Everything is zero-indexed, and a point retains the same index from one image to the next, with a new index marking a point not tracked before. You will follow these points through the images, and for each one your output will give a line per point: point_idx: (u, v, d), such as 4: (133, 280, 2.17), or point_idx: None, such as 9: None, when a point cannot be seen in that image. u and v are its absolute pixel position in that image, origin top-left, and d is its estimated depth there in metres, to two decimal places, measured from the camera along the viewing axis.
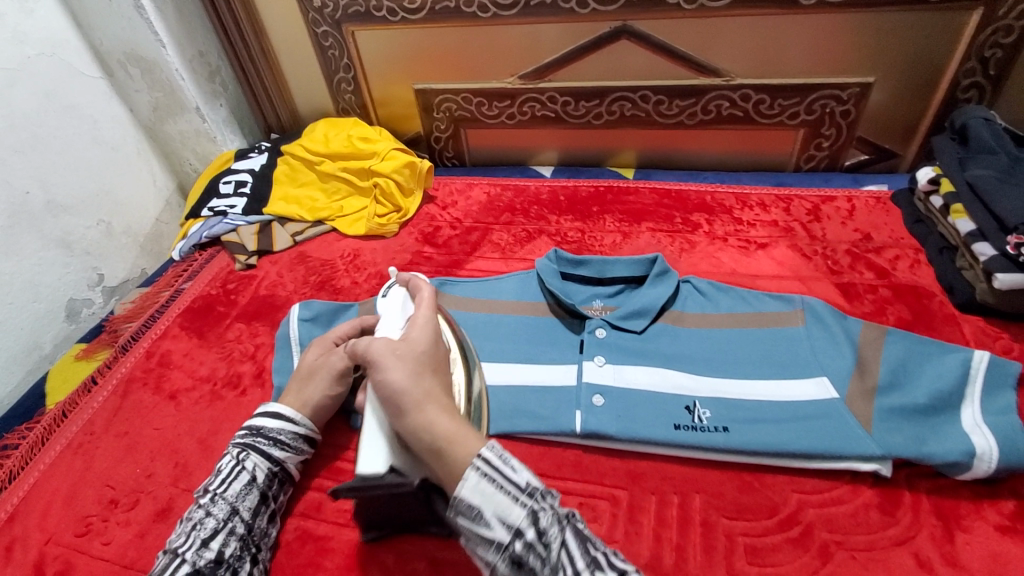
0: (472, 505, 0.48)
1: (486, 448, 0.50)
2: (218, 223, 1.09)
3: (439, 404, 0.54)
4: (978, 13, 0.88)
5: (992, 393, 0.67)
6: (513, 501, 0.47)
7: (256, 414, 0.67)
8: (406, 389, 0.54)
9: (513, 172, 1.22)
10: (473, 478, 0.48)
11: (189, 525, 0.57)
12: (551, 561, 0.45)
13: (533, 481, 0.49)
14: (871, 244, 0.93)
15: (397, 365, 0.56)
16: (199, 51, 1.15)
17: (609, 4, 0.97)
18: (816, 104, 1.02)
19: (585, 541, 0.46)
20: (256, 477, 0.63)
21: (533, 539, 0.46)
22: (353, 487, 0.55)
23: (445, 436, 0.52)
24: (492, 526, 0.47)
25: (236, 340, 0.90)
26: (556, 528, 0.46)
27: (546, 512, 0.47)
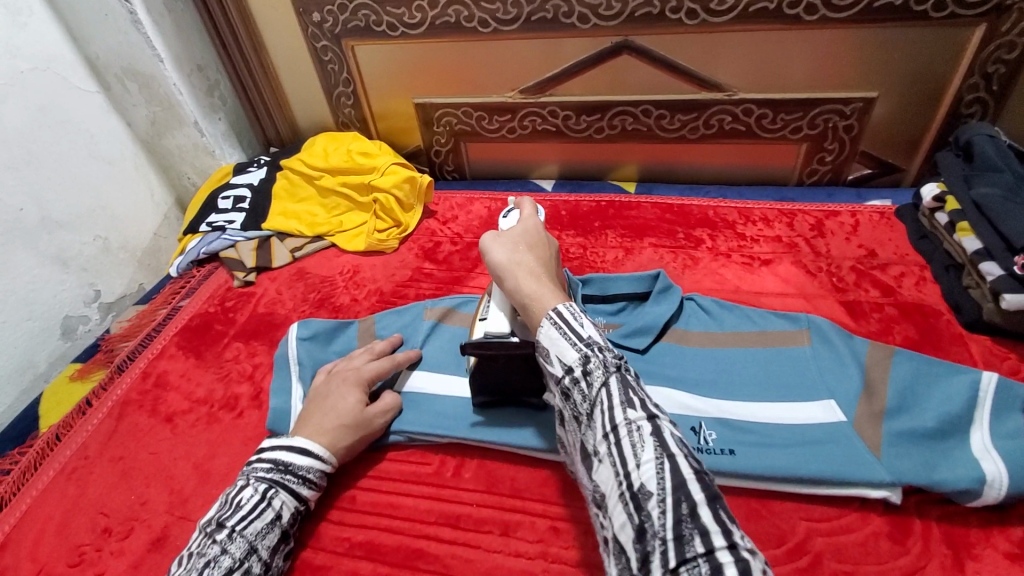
0: (544, 346, 0.56)
1: (560, 306, 0.57)
2: (216, 238, 1.09)
3: (532, 273, 0.62)
4: (982, 28, 0.87)
5: (1000, 417, 0.66)
6: (570, 345, 0.54)
7: (283, 449, 0.65)
8: (503, 262, 0.63)
9: (513, 186, 1.21)
10: (546, 325, 0.56)
11: (203, 561, 0.54)
12: (592, 397, 0.51)
13: (595, 336, 0.54)
14: (875, 261, 0.92)
15: (496, 245, 0.66)
16: (196, 65, 1.14)
17: (610, 18, 0.97)
18: (819, 118, 1.01)
19: (626, 389, 0.50)
20: (279, 517, 0.61)
21: (580, 376, 0.52)
22: (480, 344, 0.64)
23: (532, 296, 0.60)
24: (553, 364, 0.55)
25: (234, 360, 0.89)
26: (603, 373, 0.51)
27: (597, 359, 0.52)
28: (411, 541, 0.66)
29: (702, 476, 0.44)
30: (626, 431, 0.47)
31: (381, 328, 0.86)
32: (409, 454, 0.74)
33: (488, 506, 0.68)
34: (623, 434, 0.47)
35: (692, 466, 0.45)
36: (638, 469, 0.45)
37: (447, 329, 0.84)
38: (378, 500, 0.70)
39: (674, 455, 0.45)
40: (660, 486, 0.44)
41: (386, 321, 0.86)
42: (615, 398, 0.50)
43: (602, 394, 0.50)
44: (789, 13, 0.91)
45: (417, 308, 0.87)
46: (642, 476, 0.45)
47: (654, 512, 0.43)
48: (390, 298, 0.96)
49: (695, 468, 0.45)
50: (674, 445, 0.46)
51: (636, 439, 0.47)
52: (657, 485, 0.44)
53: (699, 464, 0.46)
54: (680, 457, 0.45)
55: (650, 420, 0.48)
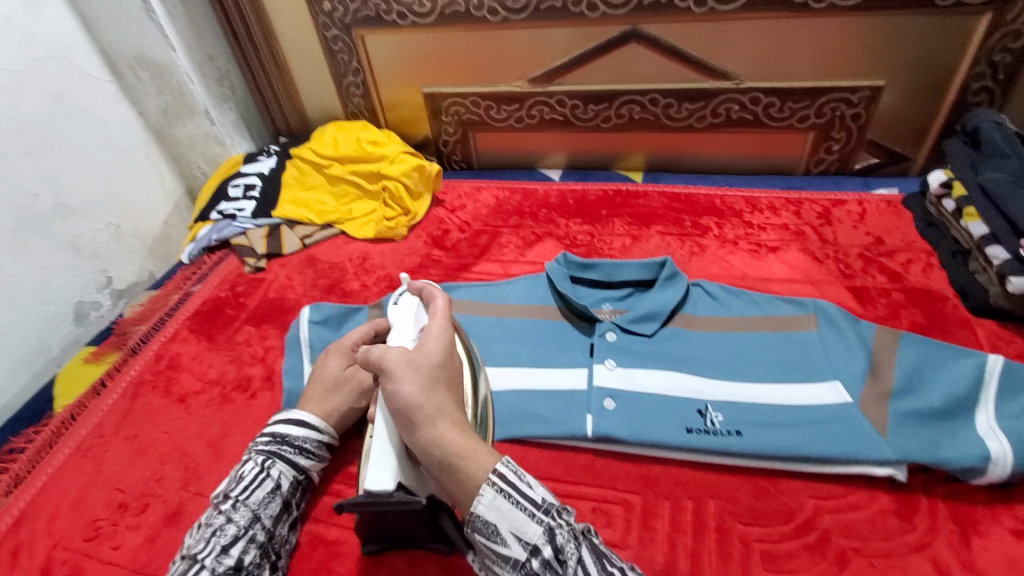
0: (491, 520, 0.50)
1: (499, 465, 0.52)
2: (227, 226, 1.10)
3: (452, 419, 0.56)
4: (989, 17, 0.88)
5: (1005, 397, 0.66)
6: (530, 518, 0.50)
7: (280, 421, 0.66)
8: (416, 403, 0.55)
9: (521, 176, 1.22)
10: (490, 494, 0.51)
11: (209, 531, 0.56)
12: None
13: (550, 498, 0.51)
14: (883, 248, 0.92)
15: (409, 377, 0.56)
16: (208, 55, 1.15)
17: (618, 7, 0.97)
18: (827, 107, 1.02)
19: (600, 557, 0.48)
20: (280, 486, 0.62)
21: (551, 554, 0.48)
22: (356, 504, 0.54)
23: (461, 453, 0.53)
24: (507, 543, 0.50)
25: (246, 343, 0.90)
26: (574, 546, 0.48)
27: (563, 530, 0.49)
28: None
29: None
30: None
31: None
32: None
33: None
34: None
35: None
36: None
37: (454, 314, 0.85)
38: None
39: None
40: None
41: None
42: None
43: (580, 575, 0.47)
44: (797, 1, 0.91)
45: None
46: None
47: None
48: (400, 284, 0.97)
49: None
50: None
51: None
52: None
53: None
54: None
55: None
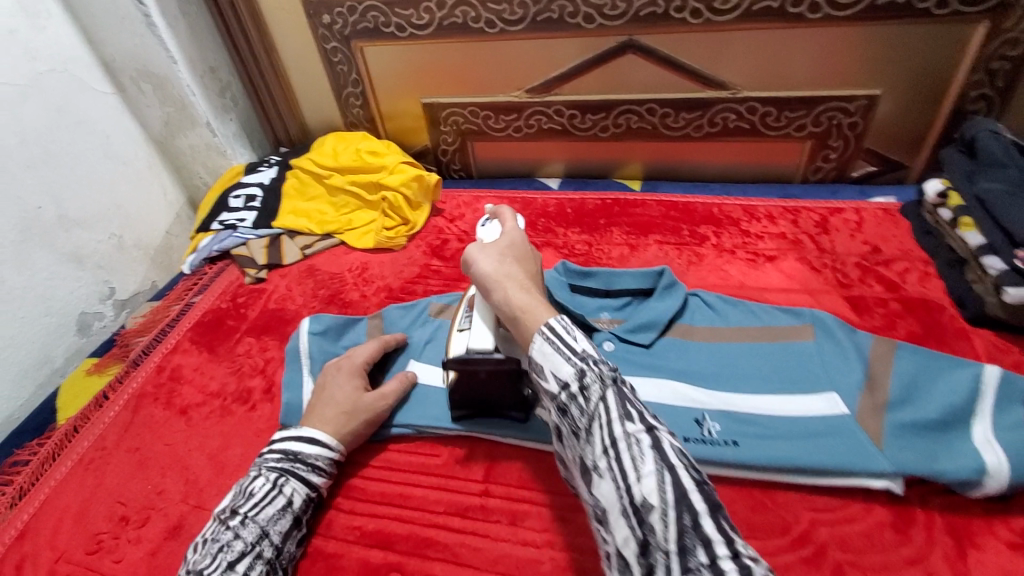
0: (536, 361, 0.54)
1: (551, 320, 0.54)
2: (228, 236, 1.11)
3: (520, 285, 0.61)
4: (985, 25, 0.88)
5: (1002, 409, 0.66)
6: (565, 359, 0.52)
7: (292, 438, 0.68)
8: (491, 273, 0.63)
9: (520, 184, 1.23)
10: (540, 341, 0.54)
11: (217, 546, 0.57)
12: (591, 413, 0.49)
13: (590, 348, 0.52)
14: (880, 257, 0.92)
15: (484, 255, 0.65)
16: (209, 66, 1.17)
17: (615, 18, 0.98)
18: (823, 116, 1.02)
19: (625, 401, 0.49)
20: (291, 503, 0.64)
21: (579, 392, 0.50)
22: (463, 360, 0.66)
23: (522, 306, 0.58)
24: (547, 379, 0.53)
25: (246, 355, 0.91)
26: (599, 387, 0.49)
27: (594, 371, 0.50)
28: (421, 530, 0.67)
29: (703, 487, 0.44)
30: (625, 444, 0.46)
31: (391, 322, 0.88)
32: (419, 446, 0.75)
33: (495, 496, 0.69)
34: (622, 448, 0.46)
35: (696, 479, 0.44)
36: (640, 482, 0.44)
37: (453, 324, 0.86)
38: (388, 490, 0.71)
39: (676, 469, 0.44)
40: (663, 499, 0.43)
41: (394, 317, 0.88)
42: (613, 413, 0.48)
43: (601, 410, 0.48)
44: (793, 11, 0.92)
45: (418, 304, 0.89)
46: (644, 490, 0.44)
47: (659, 528, 0.42)
48: (399, 294, 0.98)
49: (701, 480, 0.45)
50: (675, 457, 0.45)
51: (636, 453, 0.45)
52: (659, 497, 0.43)
53: (699, 475, 0.45)
54: (681, 470, 0.44)
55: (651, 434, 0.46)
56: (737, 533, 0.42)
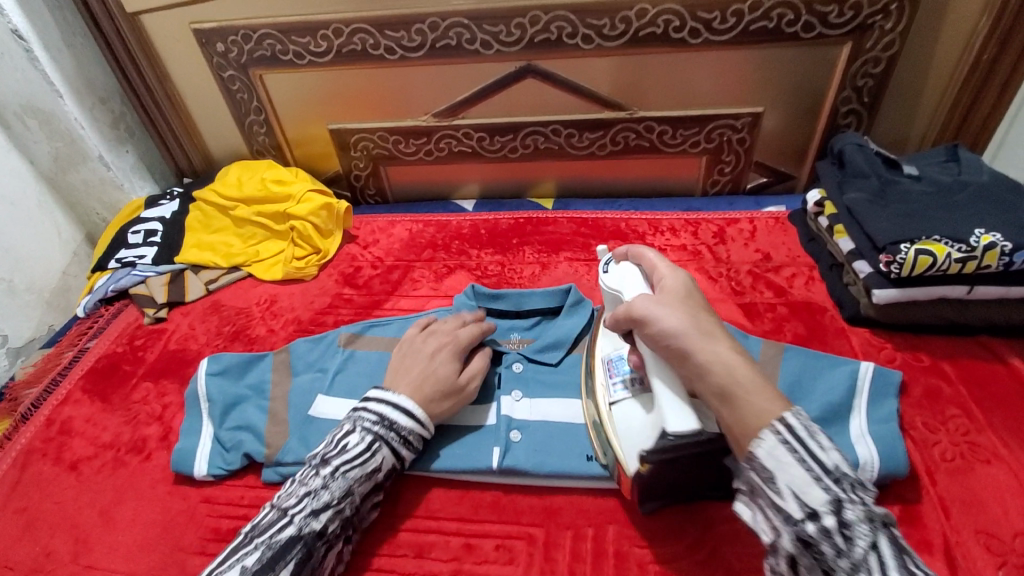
0: (767, 467, 0.48)
1: (789, 415, 0.48)
2: (126, 274, 1.05)
3: (726, 348, 0.53)
4: (848, 46, 0.96)
5: (876, 403, 0.72)
6: (814, 481, 0.46)
7: (387, 404, 0.68)
8: (687, 333, 0.54)
9: (435, 208, 1.23)
10: (771, 442, 0.48)
11: (307, 490, 0.60)
12: (854, 560, 0.43)
13: (843, 467, 0.46)
14: (770, 264, 0.98)
15: (670, 311, 0.56)
16: (99, 97, 1.12)
17: (511, 45, 1.01)
18: (714, 133, 1.08)
19: (902, 554, 0.43)
20: (377, 469, 0.65)
21: (836, 529, 0.44)
22: (664, 449, 0.57)
23: (745, 386, 0.51)
24: (785, 496, 0.47)
25: (143, 401, 0.86)
26: (869, 530, 0.43)
27: (854, 506, 0.44)
28: None
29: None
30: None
31: (297, 357, 0.85)
32: None
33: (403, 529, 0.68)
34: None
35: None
36: None
37: (363, 353, 0.84)
38: None
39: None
40: None
41: (301, 350, 0.85)
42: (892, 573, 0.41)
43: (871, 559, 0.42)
44: (676, 36, 0.97)
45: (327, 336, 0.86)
46: None
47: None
48: (309, 327, 0.96)
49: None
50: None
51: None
52: None
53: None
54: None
55: None
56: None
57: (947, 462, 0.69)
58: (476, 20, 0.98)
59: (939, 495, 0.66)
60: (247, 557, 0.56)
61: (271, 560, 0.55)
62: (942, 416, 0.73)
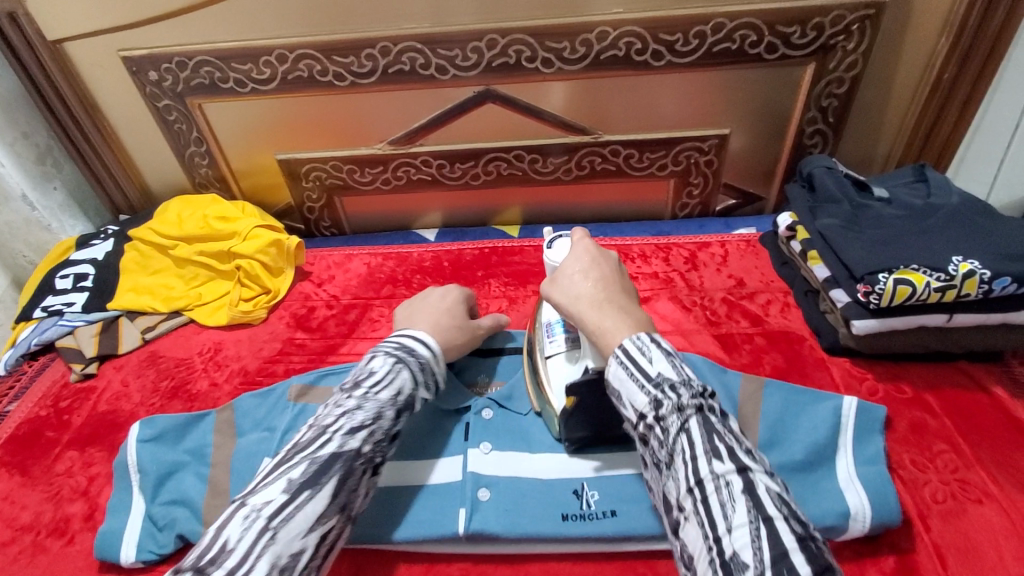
0: (615, 387, 0.54)
1: (626, 341, 0.54)
2: (52, 325, 0.95)
3: (591, 301, 0.59)
4: (812, 66, 0.94)
5: (863, 441, 0.69)
6: (640, 389, 0.52)
7: (405, 337, 0.67)
8: (563, 299, 0.61)
9: (395, 239, 1.16)
10: (615, 366, 0.54)
11: (342, 411, 0.58)
12: (671, 446, 0.49)
13: (665, 373, 0.52)
14: (744, 290, 0.95)
15: (556, 283, 0.62)
16: (21, 132, 1.02)
17: (468, 69, 0.96)
18: (682, 155, 1.05)
19: (710, 433, 0.49)
20: (402, 391, 0.62)
21: (655, 423, 0.51)
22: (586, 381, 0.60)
23: (595, 331, 0.57)
24: (626, 407, 0.53)
25: (66, 474, 0.77)
26: (677, 419, 0.50)
27: (669, 403, 0.51)
28: None
29: (807, 544, 0.43)
30: (714, 486, 0.46)
31: (240, 415, 0.76)
32: None
33: None
34: (711, 491, 0.46)
35: (801, 529, 0.44)
36: (730, 535, 0.43)
37: (316, 407, 0.76)
38: None
39: (772, 517, 0.44)
40: (757, 559, 0.42)
41: (245, 406, 0.77)
42: (698, 448, 0.48)
43: (682, 439, 0.49)
44: (638, 59, 0.94)
45: (276, 390, 0.78)
46: (734, 543, 0.43)
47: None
48: (256, 378, 0.88)
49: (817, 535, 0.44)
50: (769, 504, 0.45)
51: (727, 497, 0.45)
52: (753, 556, 0.42)
53: (800, 525, 0.44)
54: (778, 520, 0.44)
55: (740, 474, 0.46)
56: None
57: (938, 504, 0.65)
58: (430, 44, 0.93)
59: (933, 541, 0.63)
60: (293, 470, 0.53)
61: (315, 473, 0.53)
62: (930, 453, 0.70)
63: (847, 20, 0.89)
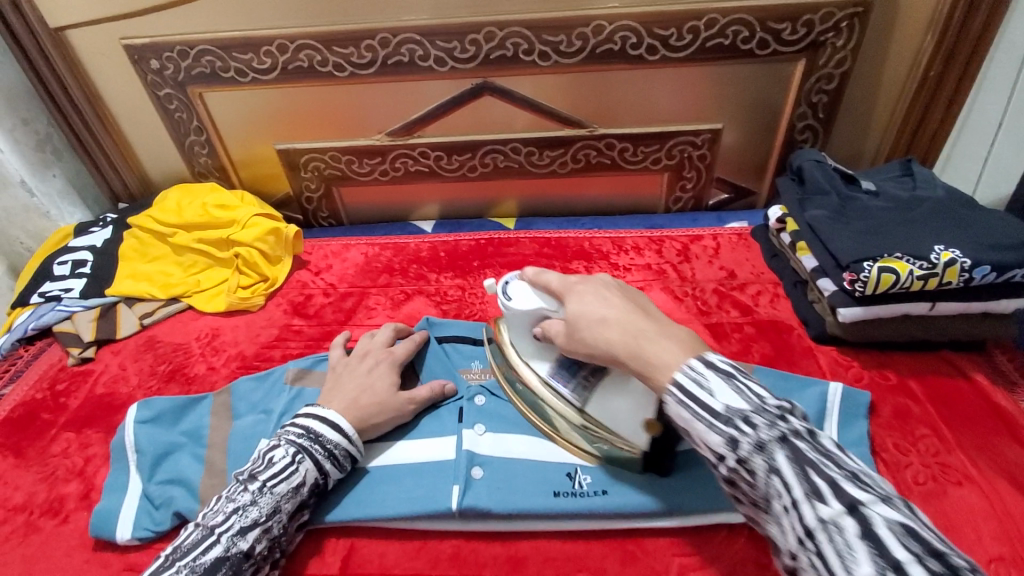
0: (680, 427, 0.50)
1: (678, 375, 0.50)
2: (49, 310, 0.96)
3: (617, 332, 0.55)
4: (803, 62, 0.96)
5: (847, 426, 0.71)
6: (709, 428, 0.47)
7: (316, 418, 0.66)
8: (593, 342, 0.57)
9: (392, 229, 1.17)
10: (671, 403, 0.50)
11: (235, 506, 0.59)
12: (762, 487, 0.45)
13: (731, 404, 0.47)
14: (735, 282, 0.96)
15: (577, 318, 0.59)
16: (21, 118, 1.03)
17: (466, 61, 0.97)
18: (675, 149, 1.06)
19: (804, 468, 0.43)
20: (302, 484, 0.63)
21: (736, 464, 0.46)
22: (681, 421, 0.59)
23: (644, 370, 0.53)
24: (702, 449, 0.49)
25: (62, 455, 0.78)
26: (762, 459, 0.44)
27: (746, 440, 0.45)
28: None
29: None
30: (824, 533, 0.40)
31: (238, 399, 0.78)
32: None
33: None
34: (822, 537, 0.40)
35: (942, 567, 0.36)
36: None
37: (312, 390, 0.77)
38: None
39: (902, 562, 0.37)
40: None
41: (244, 390, 0.78)
42: (795, 490, 0.42)
43: (774, 482, 0.43)
44: (633, 53, 0.95)
45: (275, 372, 0.80)
46: None
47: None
48: (253, 363, 0.89)
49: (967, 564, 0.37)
50: (891, 542, 0.38)
51: (841, 544, 0.39)
52: None
53: (930, 555, 0.37)
54: (905, 561, 0.37)
55: (851, 513, 0.40)
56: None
57: (920, 486, 0.67)
58: (429, 36, 0.95)
59: None
60: None
61: None
62: (913, 437, 0.72)
63: (836, 18, 0.91)
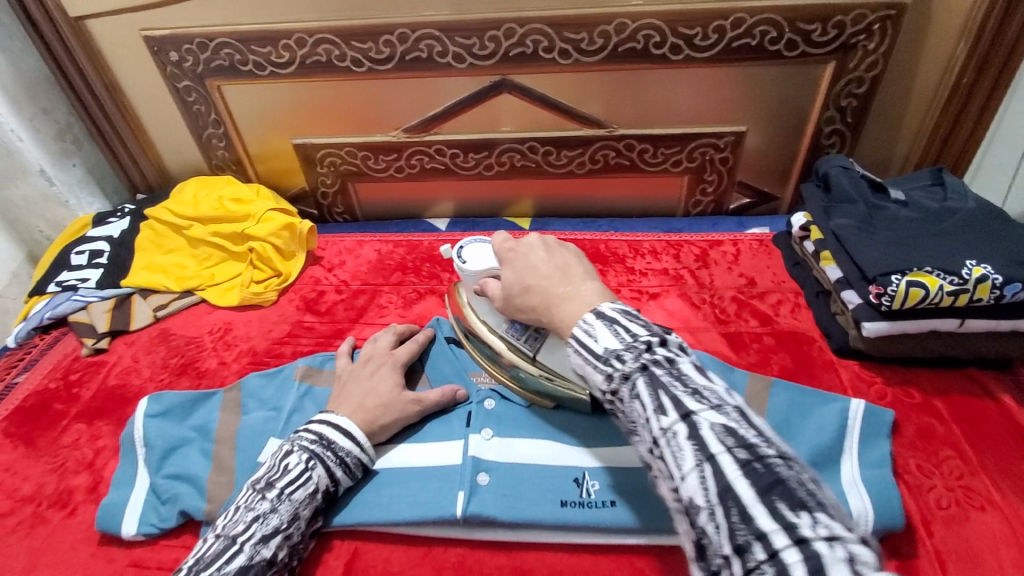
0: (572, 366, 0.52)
1: (576, 330, 0.51)
2: (65, 300, 0.97)
3: (535, 292, 0.59)
4: (832, 65, 0.92)
5: (868, 445, 0.68)
6: (593, 368, 0.49)
7: (327, 425, 0.65)
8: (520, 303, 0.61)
9: (406, 227, 1.16)
10: (570, 352, 0.51)
11: (254, 516, 0.58)
12: (629, 411, 0.47)
13: (610, 344, 0.48)
14: (755, 290, 0.94)
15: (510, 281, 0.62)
16: (41, 108, 1.04)
17: (485, 58, 0.96)
18: (697, 152, 1.04)
19: (656, 389, 0.45)
20: (317, 490, 0.62)
21: (612, 397, 0.48)
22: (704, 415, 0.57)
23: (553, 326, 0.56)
24: (584, 382, 0.51)
25: (73, 446, 0.79)
26: (627, 387, 0.46)
27: (614, 371, 0.47)
28: None
29: (755, 467, 0.39)
30: (663, 441, 0.43)
31: (247, 395, 0.77)
32: None
33: None
34: (663, 445, 0.43)
35: (750, 456, 0.40)
36: (684, 481, 0.41)
37: (321, 389, 0.77)
38: None
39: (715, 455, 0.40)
40: (708, 498, 0.40)
41: (254, 386, 0.78)
42: (648, 407, 0.45)
43: (636, 408, 0.46)
44: (657, 52, 0.93)
45: (284, 370, 0.80)
46: (689, 489, 0.41)
47: (710, 527, 0.39)
48: (264, 358, 0.89)
49: (776, 450, 0.41)
50: (714, 441, 0.41)
51: (676, 448, 0.42)
52: (704, 496, 0.40)
53: (747, 449, 0.40)
54: (722, 455, 0.40)
55: (685, 421, 0.43)
56: (801, 508, 0.37)
57: (942, 510, 0.65)
58: (448, 32, 0.93)
59: (935, 547, 0.62)
60: None
61: None
62: (936, 459, 0.69)
63: (869, 19, 0.88)
